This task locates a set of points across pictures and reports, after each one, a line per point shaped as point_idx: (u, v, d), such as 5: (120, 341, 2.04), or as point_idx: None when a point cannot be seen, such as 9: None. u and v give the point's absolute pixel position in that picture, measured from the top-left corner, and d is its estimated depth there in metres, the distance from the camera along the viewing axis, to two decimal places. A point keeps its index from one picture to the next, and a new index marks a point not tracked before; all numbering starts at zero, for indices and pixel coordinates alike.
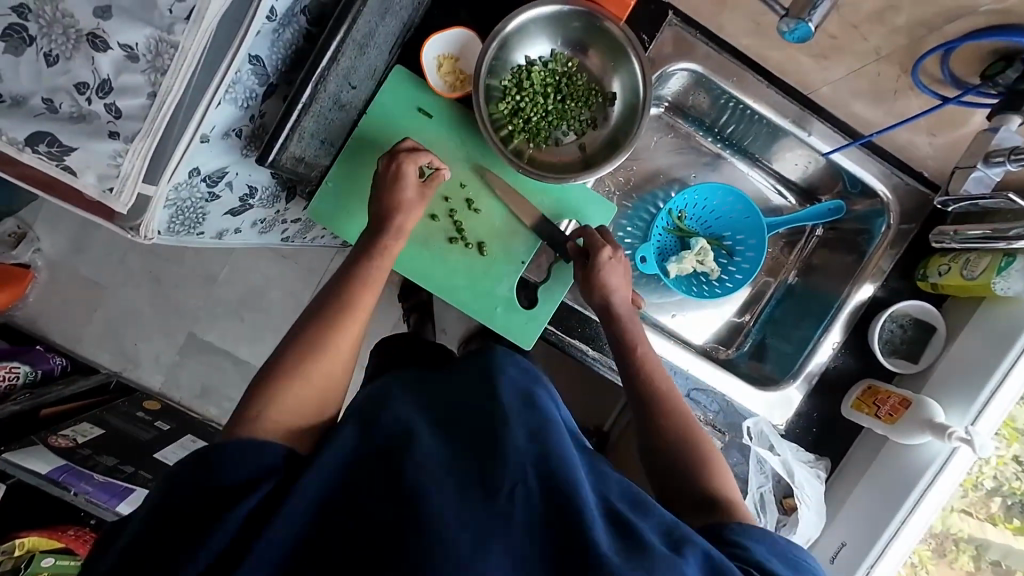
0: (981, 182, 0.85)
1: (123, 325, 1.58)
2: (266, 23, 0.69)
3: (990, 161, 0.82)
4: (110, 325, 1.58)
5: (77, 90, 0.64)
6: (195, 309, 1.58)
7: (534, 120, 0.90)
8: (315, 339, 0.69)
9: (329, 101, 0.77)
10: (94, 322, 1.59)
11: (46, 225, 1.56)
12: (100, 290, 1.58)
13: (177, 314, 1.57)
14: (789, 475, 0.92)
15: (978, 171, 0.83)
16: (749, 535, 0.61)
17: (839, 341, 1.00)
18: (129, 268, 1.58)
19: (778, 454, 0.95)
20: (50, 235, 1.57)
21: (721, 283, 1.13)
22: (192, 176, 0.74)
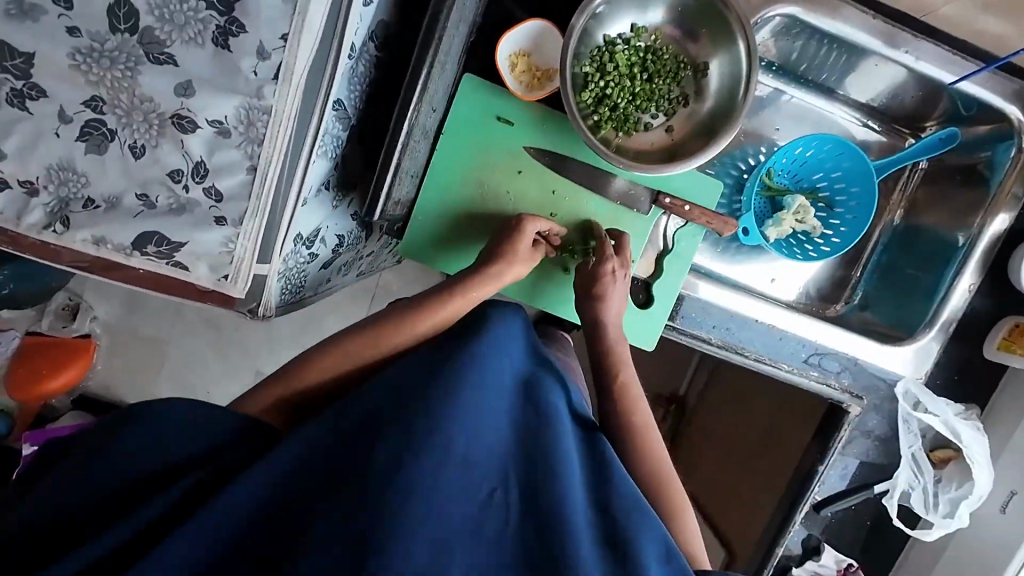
0: None
1: (191, 375, 1.39)
2: (346, 62, 0.62)
3: None
4: (178, 378, 1.39)
5: (171, 178, 0.58)
6: (257, 344, 1.38)
7: (623, 106, 0.81)
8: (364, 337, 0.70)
9: (419, 132, 0.71)
10: (162, 378, 1.39)
11: (96, 291, 1.35)
12: (161, 345, 1.38)
13: (239, 358, 1.39)
14: (954, 435, 0.88)
15: None
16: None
17: (974, 283, 0.93)
18: (185, 319, 1.37)
19: (937, 415, 0.90)
20: (103, 301, 1.36)
21: (825, 237, 1.06)
22: (296, 242, 0.69)
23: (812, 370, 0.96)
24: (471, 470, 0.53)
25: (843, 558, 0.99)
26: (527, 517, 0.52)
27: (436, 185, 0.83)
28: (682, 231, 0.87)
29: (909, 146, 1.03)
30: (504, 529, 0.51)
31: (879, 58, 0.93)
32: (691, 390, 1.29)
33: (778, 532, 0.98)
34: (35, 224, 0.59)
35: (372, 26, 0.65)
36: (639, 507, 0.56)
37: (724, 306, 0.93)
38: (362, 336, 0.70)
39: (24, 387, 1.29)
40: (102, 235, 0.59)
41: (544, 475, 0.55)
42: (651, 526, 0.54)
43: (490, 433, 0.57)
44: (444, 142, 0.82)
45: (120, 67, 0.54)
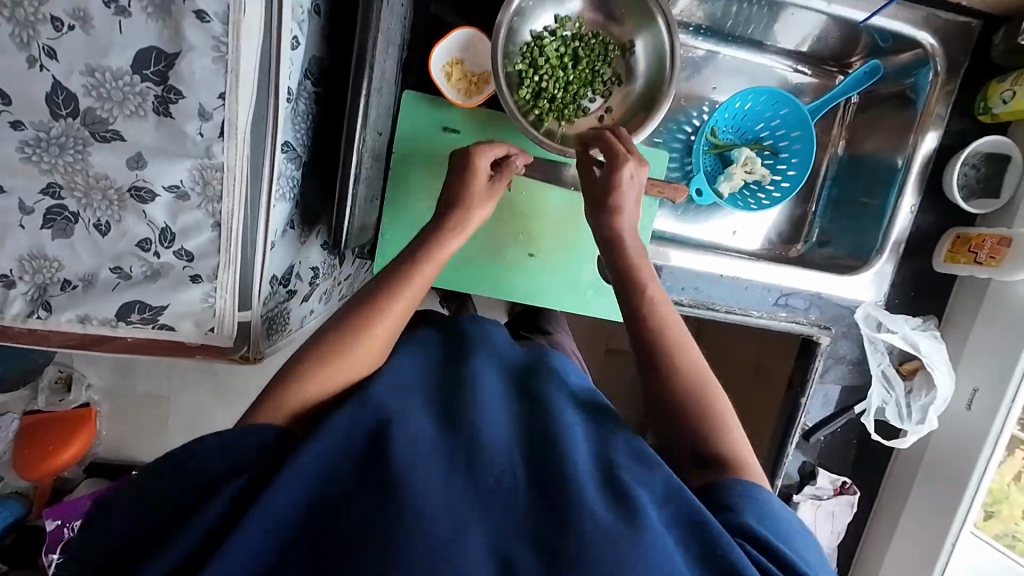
0: None
1: (197, 425, 1.41)
2: (286, 106, 0.65)
3: None
4: (184, 429, 1.41)
5: (141, 248, 0.61)
6: (254, 382, 1.39)
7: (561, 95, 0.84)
8: None
9: (370, 157, 0.74)
10: (170, 433, 1.41)
11: (85, 361, 1.35)
12: (161, 402, 1.39)
13: (240, 399, 1.40)
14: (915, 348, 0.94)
15: None
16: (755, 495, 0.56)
17: (915, 203, 1.00)
18: (179, 372, 1.37)
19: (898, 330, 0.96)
20: (93, 369, 1.36)
21: (775, 183, 1.10)
22: (273, 284, 0.72)
23: (781, 312, 1.02)
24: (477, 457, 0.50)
25: (837, 477, 1.07)
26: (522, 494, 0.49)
27: (397, 202, 0.86)
28: None
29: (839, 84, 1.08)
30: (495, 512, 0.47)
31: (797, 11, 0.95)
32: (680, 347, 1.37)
33: (774, 461, 1.05)
34: (20, 313, 0.62)
35: (305, 65, 0.68)
36: (642, 457, 0.56)
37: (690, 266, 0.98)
38: None
39: (35, 466, 1.30)
40: (85, 313, 0.62)
41: (535, 448, 0.53)
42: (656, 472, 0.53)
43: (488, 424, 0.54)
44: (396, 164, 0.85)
45: (70, 151, 0.56)
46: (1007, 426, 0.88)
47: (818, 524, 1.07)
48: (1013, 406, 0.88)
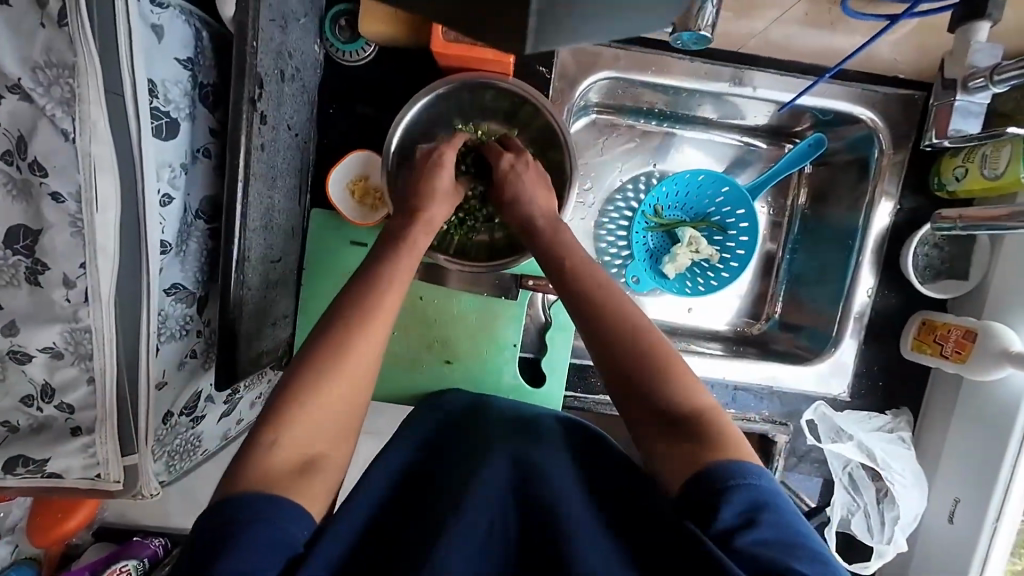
0: (968, 112, 0.72)
1: None
2: (164, 255, 0.66)
3: (970, 87, 0.70)
4: None
5: (25, 403, 0.63)
6: None
7: (470, 212, 0.84)
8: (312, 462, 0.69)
9: (262, 288, 0.74)
10: None
11: None
12: None
13: None
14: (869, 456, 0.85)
15: (960, 102, 0.71)
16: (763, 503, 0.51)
17: (872, 285, 0.91)
18: None
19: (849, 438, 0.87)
20: None
21: (724, 262, 1.03)
22: (169, 418, 0.73)
23: (730, 408, 0.94)
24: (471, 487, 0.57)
25: None
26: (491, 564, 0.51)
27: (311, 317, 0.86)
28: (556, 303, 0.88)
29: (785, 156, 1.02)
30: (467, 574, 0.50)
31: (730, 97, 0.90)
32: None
33: None
34: None
35: (190, 208, 0.70)
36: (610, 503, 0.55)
37: None
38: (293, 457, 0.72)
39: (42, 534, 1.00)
40: None
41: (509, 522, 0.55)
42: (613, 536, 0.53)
43: (480, 472, 0.60)
44: (307, 281, 0.85)
45: None
46: (992, 550, 0.76)
47: None
48: (998, 528, 0.76)
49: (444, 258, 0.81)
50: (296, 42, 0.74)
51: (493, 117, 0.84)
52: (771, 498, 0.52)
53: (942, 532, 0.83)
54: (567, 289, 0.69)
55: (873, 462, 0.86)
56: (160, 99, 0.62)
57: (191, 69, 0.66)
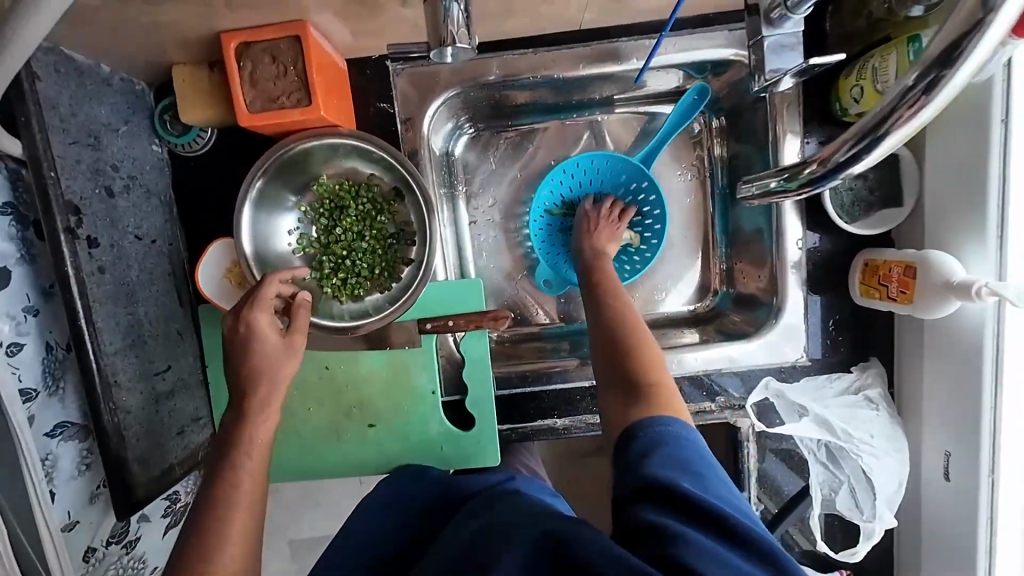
0: (786, 50, 0.62)
1: None
2: (33, 402, 0.66)
3: (773, 20, 0.60)
4: None
5: None
6: None
7: (349, 271, 0.80)
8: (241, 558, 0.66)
9: (150, 403, 0.72)
10: None
11: None
12: None
13: None
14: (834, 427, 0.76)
15: (769, 38, 0.61)
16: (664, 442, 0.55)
17: (804, 237, 0.82)
18: None
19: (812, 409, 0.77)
20: None
21: (647, 243, 0.95)
22: (93, 554, 0.72)
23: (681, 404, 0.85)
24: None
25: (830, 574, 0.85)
26: None
27: (224, 412, 0.84)
28: (465, 339, 0.83)
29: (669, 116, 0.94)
30: None
31: (600, 77, 0.84)
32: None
33: None
34: None
35: (54, 345, 0.69)
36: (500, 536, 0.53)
37: (553, 384, 0.85)
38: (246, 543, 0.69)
39: None
40: None
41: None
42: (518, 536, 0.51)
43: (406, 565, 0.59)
44: (211, 379, 0.83)
45: None
46: (996, 505, 0.67)
47: None
48: (996, 479, 0.67)
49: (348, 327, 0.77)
50: (119, 153, 0.72)
51: (348, 170, 0.80)
52: (675, 436, 0.56)
53: (942, 492, 0.73)
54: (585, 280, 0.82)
55: (833, 435, 0.77)
56: None
57: (11, 212, 0.65)
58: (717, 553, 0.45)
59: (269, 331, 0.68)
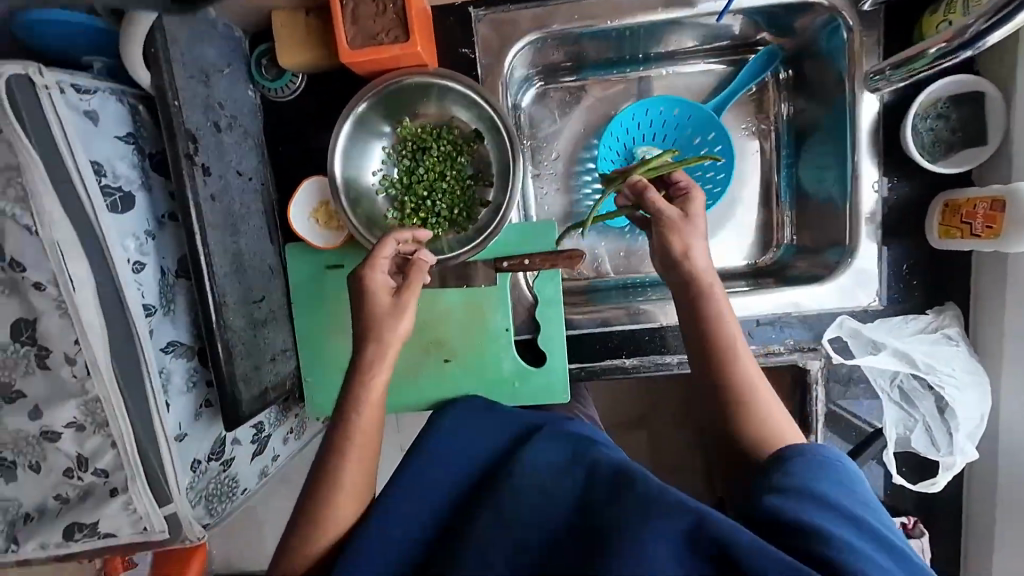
0: None
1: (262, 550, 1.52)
2: (152, 318, 0.71)
3: None
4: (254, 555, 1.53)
5: (68, 475, 0.70)
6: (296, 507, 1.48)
7: (429, 212, 0.84)
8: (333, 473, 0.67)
9: (250, 327, 0.78)
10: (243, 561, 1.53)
11: None
12: None
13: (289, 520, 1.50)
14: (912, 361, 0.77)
15: None
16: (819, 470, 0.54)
17: (878, 177, 0.82)
18: None
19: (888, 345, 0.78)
20: None
21: (709, 192, 0.97)
22: (198, 466, 0.78)
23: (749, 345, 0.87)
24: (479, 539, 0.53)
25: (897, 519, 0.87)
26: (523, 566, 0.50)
27: (307, 344, 0.89)
28: (539, 279, 0.86)
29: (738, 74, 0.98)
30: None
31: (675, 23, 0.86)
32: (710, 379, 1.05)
33: None
34: None
35: (166, 272, 0.74)
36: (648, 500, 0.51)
37: (623, 326, 0.87)
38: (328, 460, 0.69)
39: None
40: (43, 540, 0.71)
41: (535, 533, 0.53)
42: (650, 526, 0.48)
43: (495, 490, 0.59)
44: (296, 313, 0.88)
45: None
46: None
47: None
48: None
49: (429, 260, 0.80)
50: (225, 93, 0.77)
51: (430, 114, 0.84)
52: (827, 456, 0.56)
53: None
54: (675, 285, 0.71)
55: (914, 368, 0.77)
56: (109, 176, 0.67)
57: (133, 142, 0.71)
58: (872, 556, 0.47)
59: (382, 289, 0.71)
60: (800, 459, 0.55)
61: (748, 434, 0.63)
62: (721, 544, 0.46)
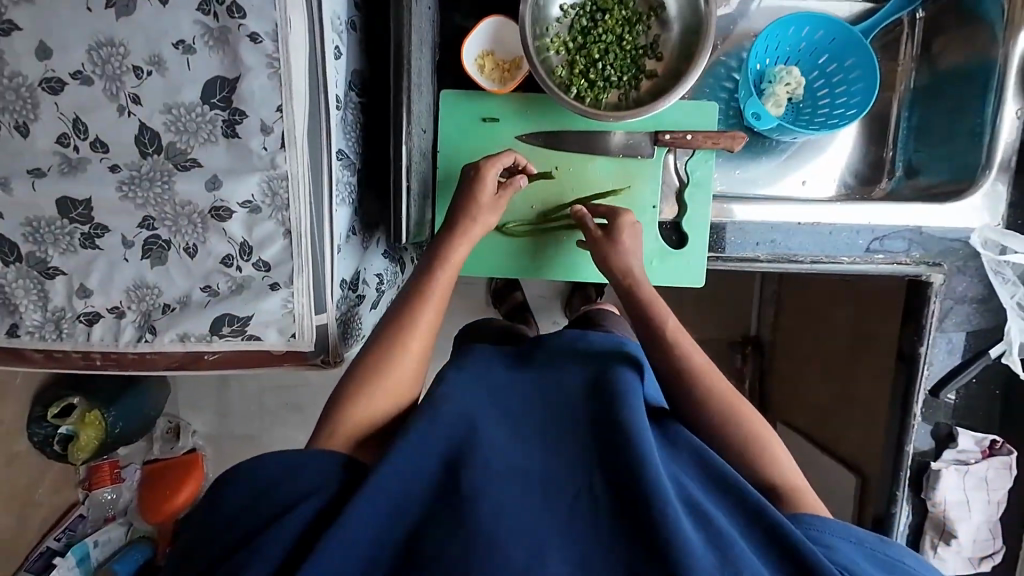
0: None
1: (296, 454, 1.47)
2: (336, 114, 0.68)
3: None
4: None
5: (225, 264, 0.66)
6: None
7: (599, 75, 0.83)
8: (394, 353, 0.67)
9: (419, 153, 0.76)
10: None
11: (190, 407, 1.50)
12: (254, 442, 1.51)
13: None
14: None
15: None
16: (828, 531, 0.55)
17: (1019, 108, 0.89)
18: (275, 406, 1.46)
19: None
20: (198, 415, 1.51)
21: (839, 116, 1.01)
22: (343, 288, 0.75)
23: (877, 255, 0.91)
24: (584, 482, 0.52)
25: (982, 438, 0.92)
26: (612, 499, 0.51)
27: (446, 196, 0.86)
28: (693, 161, 0.87)
29: (880, 9, 1.04)
30: (594, 516, 0.50)
31: None
32: (763, 326, 1.37)
33: (901, 427, 0.93)
34: (130, 340, 0.68)
35: (348, 76, 0.71)
36: (720, 482, 0.55)
37: (763, 219, 0.90)
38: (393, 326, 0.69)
39: (155, 509, 1.39)
40: (185, 330, 0.67)
41: (619, 452, 0.54)
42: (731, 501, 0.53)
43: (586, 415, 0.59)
44: (441, 162, 0.86)
45: (158, 183, 0.63)
46: None
47: (968, 495, 0.93)
48: None
49: (599, 114, 0.79)
50: None
51: None
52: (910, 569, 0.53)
53: None
54: (643, 312, 0.72)
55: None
56: None
57: None
58: None
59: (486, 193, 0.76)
60: (808, 518, 0.56)
61: (761, 476, 0.62)
62: (777, 528, 0.51)
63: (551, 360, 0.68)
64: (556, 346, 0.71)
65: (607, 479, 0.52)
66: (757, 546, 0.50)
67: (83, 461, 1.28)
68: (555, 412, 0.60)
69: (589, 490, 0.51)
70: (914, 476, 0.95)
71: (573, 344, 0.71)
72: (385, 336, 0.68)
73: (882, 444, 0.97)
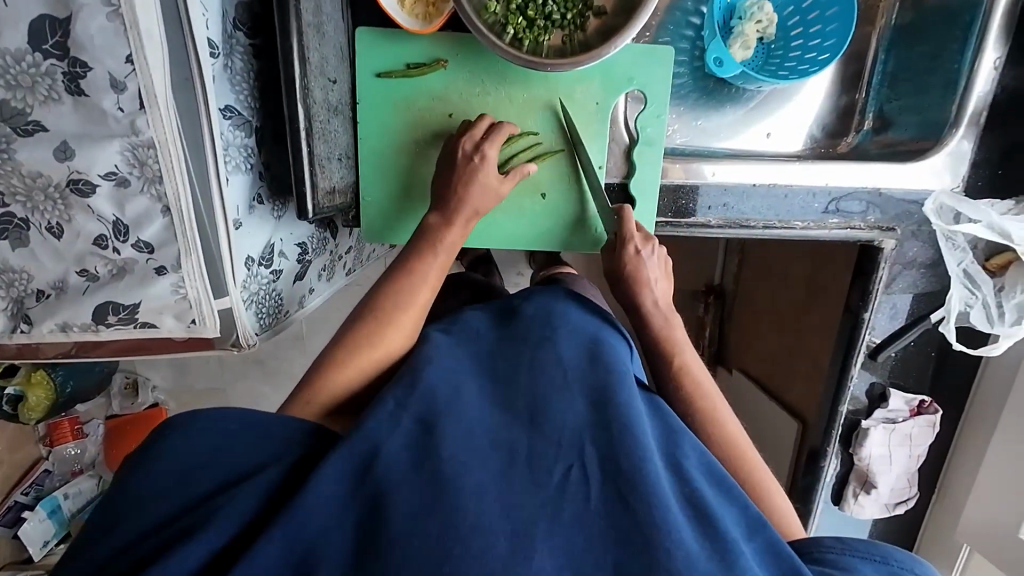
0: None
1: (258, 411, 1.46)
2: (213, 63, 0.57)
3: None
4: None
5: (99, 246, 0.58)
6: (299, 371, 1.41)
7: (539, 13, 0.72)
8: (398, 295, 0.65)
9: (325, 110, 0.67)
10: None
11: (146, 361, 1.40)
12: (221, 393, 1.44)
13: (291, 383, 1.42)
14: (1004, 235, 0.80)
15: None
16: (851, 553, 0.50)
17: (998, 57, 0.82)
18: (230, 366, 1.41)
19: (979, 219, 0.81)
20: (156, 369, 1.41)
21: (810, 61, 0.91)
22: (250, 266, 0.67)
23: (832, 219, 0.87)
24: (540, 461, 0.47)
25: (914, 399, 0.96)
26: (606, 484, 0.46)
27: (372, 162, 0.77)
28: (644, 115, 0.79)
29: None
30: (587, 506, 0.45)
31: None
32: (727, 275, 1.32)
33: (837, 389, 0.94)
34: (7, 329, 0.61)
35: (227, 13, 0.59)
36: (715, 477, 0.51)
37: (716, 180, 0.85)
38: (404, 268, 0.67)
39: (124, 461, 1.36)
40: (65, 320, 0.60)
41: (619, 432, 0.49)
42: (729, 497, 0.50)
43: (574, 385, 0.55)
44: (362, 117, 0.76)
45: None
46: None
47: (892, 450, 0.97)
48: None
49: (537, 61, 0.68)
50: None
51: None
52: None
53: None
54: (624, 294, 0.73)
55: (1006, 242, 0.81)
56: None
57: None
58: None
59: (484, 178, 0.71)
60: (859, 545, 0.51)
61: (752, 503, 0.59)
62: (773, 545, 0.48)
63: (537, 322, 0.64)
64: (557, 312, 0.65)
65: (600, 456, 0.48)
66: (754, 550, 0.47)
67: (37, 420, 1.20)
68: (553, 376, 0.56)
69: (581, 468, 0.47)
70: (844, 433, 0.99)
71: (562, 311, 0.66)
72: (399, 272, 0.67)
73: (818, 405, 0.99)
